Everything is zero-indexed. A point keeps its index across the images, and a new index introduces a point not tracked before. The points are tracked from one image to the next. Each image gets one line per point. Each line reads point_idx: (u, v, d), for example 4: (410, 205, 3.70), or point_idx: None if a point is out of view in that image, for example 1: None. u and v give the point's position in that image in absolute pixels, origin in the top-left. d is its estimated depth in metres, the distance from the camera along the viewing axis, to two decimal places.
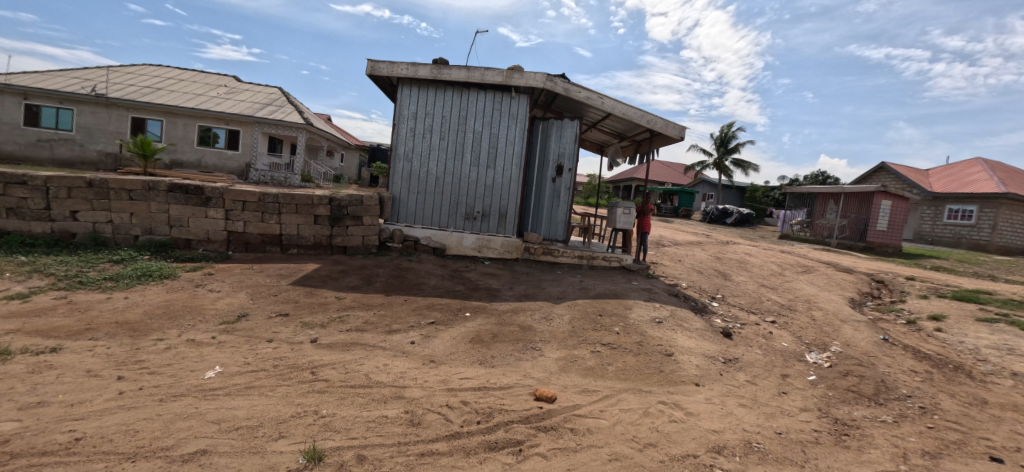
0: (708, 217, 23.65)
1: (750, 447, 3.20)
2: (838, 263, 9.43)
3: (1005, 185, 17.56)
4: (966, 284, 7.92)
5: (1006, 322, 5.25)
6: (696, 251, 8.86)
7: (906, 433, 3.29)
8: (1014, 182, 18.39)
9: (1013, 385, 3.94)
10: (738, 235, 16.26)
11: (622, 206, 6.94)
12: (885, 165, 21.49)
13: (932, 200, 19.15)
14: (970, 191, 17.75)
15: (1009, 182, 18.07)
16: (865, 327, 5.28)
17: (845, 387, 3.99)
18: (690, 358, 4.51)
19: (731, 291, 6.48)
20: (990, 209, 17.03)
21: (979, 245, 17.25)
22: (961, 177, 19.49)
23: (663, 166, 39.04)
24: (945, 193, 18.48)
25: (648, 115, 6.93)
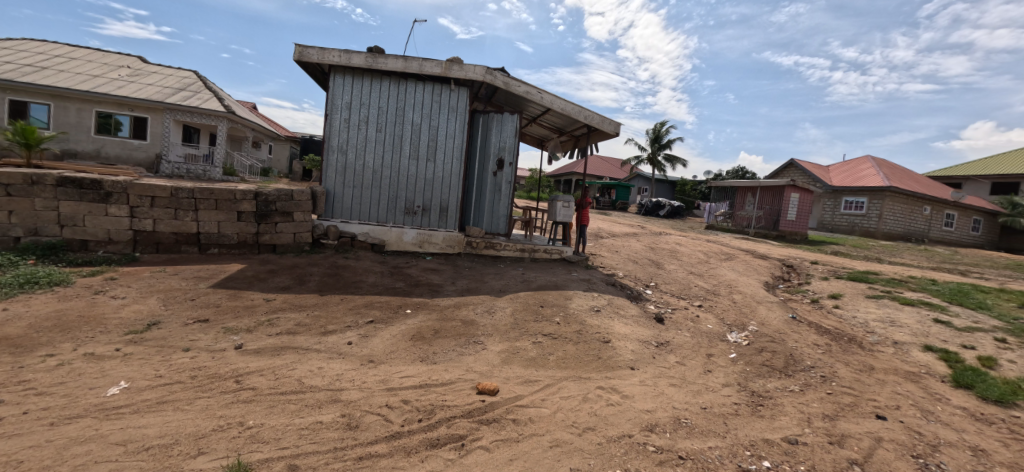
0: (642, 210, 24.95)
1: (679, 423, 3.41)
2: (755, 250, 10.33)
3: (889, 179, 20.19)
4: (857, 266, 9.02)
5: (889, 298, 6.04)
6: (631, 241, 9.29)
7: (810, 400, 3.66)
8: (895, 177, 21.21)
9: (894, 353, 4.54)
10: (669, 226, 17.31)
11: (562, 200, 7.09)
12: (795, 162, 23.85)
13: (832, 193, 21.66)
14: (862, 185, 20.17)
15: (892, 177, 20.82)
16: (777, 307, 5.82)
17: (760, 362, 4.36)
18: (626, 344, 4.71)
19: (662, 279, 6.85)
20: (877, 201, 19.52)
21: (869, 232, 19.74)
22: (855, 172, 22.16)
23: (601, 162, 40.61)
24: (842, 187, 20.92)
25: (585, 111, 7.11)
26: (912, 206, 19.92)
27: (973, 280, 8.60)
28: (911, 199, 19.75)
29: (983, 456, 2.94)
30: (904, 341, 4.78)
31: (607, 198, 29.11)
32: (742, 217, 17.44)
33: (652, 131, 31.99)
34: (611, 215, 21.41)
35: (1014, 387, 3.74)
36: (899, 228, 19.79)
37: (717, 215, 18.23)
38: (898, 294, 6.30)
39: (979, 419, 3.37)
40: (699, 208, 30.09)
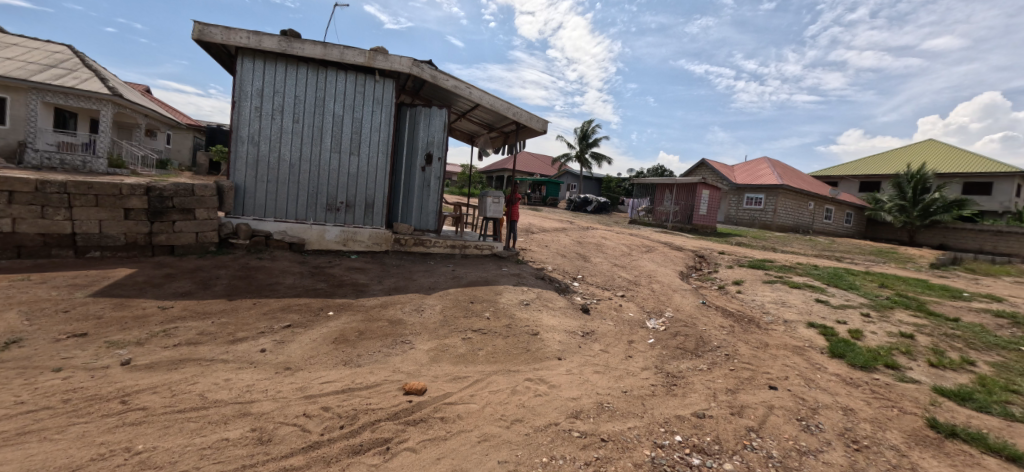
0: (572, 206, 25.86)
1: (602, 408, 3.53)
2: (672, 242, 11.15)
3: (782, 178, 22.87)
4: (756, 255, 10.09)
5: (780, 282, 6.82)
6: (560, 236, 9.56)
7: (716, 377, 3.99)
8: (788, 177, 24.05)
9: (784, 330, 5.12)
10: (595, 221, 18.12)
11: (492, 196, 7.11)
12: (707, 162, 26.07)
13: (736, 190, 24.06)
14: (761, 183, 22.60)
15: (784, 177, 23.62)
16: (689, 294, 6.31)
17: (674, 345, 4.68)
18: (553, 335, 4.81)
19: (588, 271, 7.12)
20: (772, 197, 22.01)
21: (767, 225, 22.20)
22: (755, 171, 24.82)
23: (534, 159, 41.49)
24: (744, 185, 23.31)
25: (514, 108, 7.16)
26: (800, 201, 22.73)
27: (845, 265, 10.02)
28: (800, 196, 22.55)
29: (852, 415, 3.40)
30: (793, 319, 5.41)
31: (538, 194, 29.78)
32: (661, 212, 18.69)
33: (580, 130, 33.27)
34: (540, 210, 21.94)
35: (874, 354, 4.39)
36: (790, 221, 22.49)
37: (639, 210, 19.37)
38: (788, 279, 7.14)
39: (849, 383, 3.90)
40: (624, 204, 31.89)
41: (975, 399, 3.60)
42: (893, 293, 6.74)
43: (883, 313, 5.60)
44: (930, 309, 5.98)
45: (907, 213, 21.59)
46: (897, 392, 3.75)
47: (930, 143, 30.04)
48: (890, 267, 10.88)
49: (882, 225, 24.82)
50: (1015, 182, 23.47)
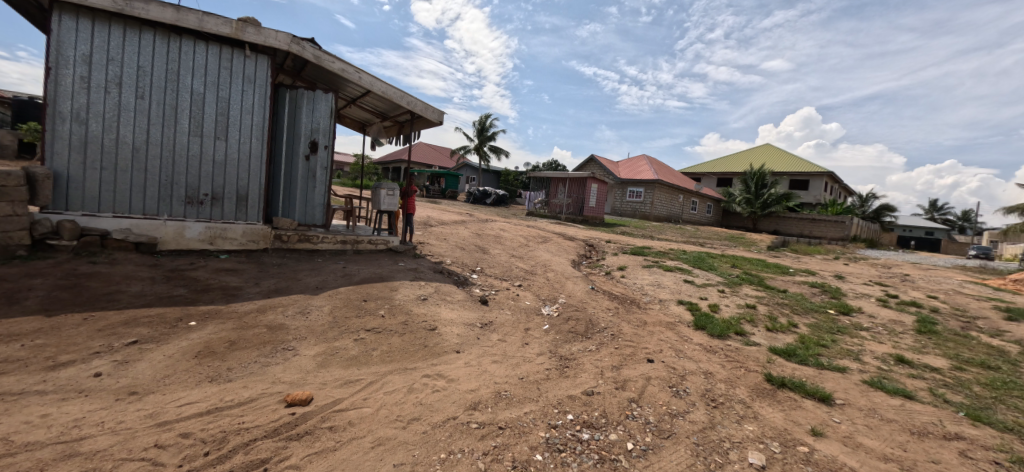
0: (471, 198, 25.83)
1: (499, 396, 3.58)
2: (565, 233, 11.83)
3: (657, 174, 25.78)
4: (637, 243, 11.21)
5: (656, 266, 7.65)
6: (460, 229, 9.51)
7: (603, 356, 4.32)
8: (663, 173, 27.19)
9: (658, 308, 5.76)
10: (494, 213, 18.46)
11: (386, 188, 6.77)
12: (595, 158, 28.08)
13: (620, 184, 26.51)
14: (640, 178, 25.22)
15: (659, 173, 26.65)
16: (580, 281, 6.73)
17: (567, 329, 4.95)
18: (452, 329, 4.75)
19: (487, 263, 7.18)
20: (649, 190, 24.70)
21: (646, 216, 24.81)
22: (636, 167, 27.57)
23: (433, 152, 40.75)
24: (627, 179, 25.78)
25: (408, 97, 6.88)
26: (672, 194, 25.83)
27: (705, 249, 11.66)
28: (671, 189, 25.61)
29: (711, 377, 3.93)
30: (666, 298, 6.11)
31: (437, 186, 29.22)
32: (555, 204, 19.64)
33: (477, 124, 33.53)
34: (439, 203, 21.63)
35: (727, 324, 5.15)
36: (664, 212, 25.45)
37: (536, 202, 20.11)
38: (662, 263, 8.05)
39: (709, 350, 4.52)
40: (523, 197, 33.06)
41: (797, 355, 4.44)
42: (740, 272, 8.00)
43: (734, 289, 6.62)
44: (766, 283, 7.24)
45: (752, 204, 25.65)
46: (743, 354, 4.45)
47: (767, 146, 36.44)
48: (738, 250, 12.96)
49: (734, 216, 29.49)
50: (823, 180, 29.66)
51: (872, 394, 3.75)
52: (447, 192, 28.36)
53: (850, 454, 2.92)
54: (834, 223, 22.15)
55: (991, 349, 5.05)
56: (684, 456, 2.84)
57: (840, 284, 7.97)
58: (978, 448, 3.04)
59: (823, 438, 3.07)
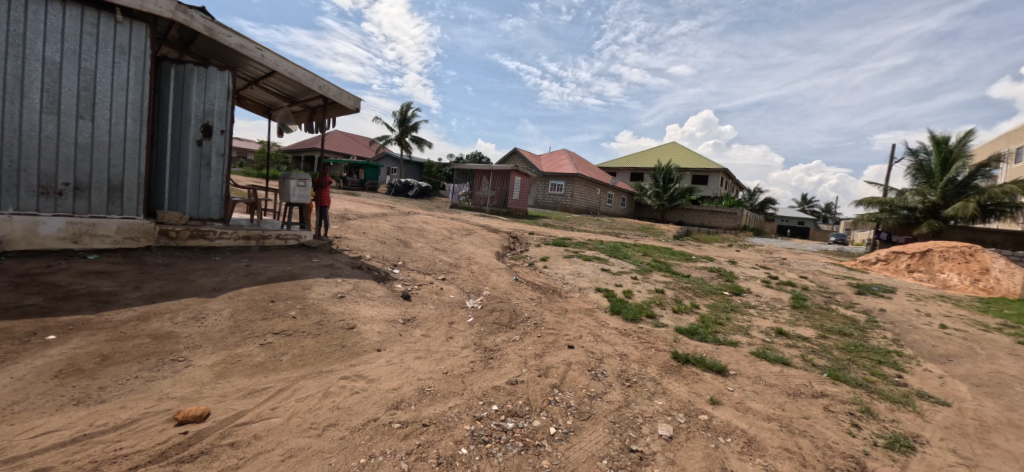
0: (393, 189, 24.77)
1: (423, 393, 3.49)
2: (489, 225, 11.91)
3: (576, 168, 26.99)
4: (558, 234, 11.65)
5: (576, 256, 8.00)
6: (380, 222, 9.10)
7: (526, 345, 4.41)
8: (582, 167, 28.54)
9: (578, 296, 6.03)
10: (416, 206, 17.97)
11: (296, 178, 6.24)
12: (518, 151, 28.48)
13: (542, 178, 27.34)
14: (561, 172, 26.21)
15: (579, 167, 27.92)
16: (504, 273, 6.81)
17: (491, 321, 4.99)
18: (372, 327, 4.53)
19: (410, 257, 6.97)
20: (569, 183, 25.82)
21: (567, 208, 25.86)
22: (557, 161, 28.58)
23: (351, 141, 38.50)
24: (549, 173, 26.64)
25: (319, 80, 6.39)
26: (591, 188, 27.20)
27: (619, 239, 12.47)
28: (590, 183, 26.93)
29: (626, 358, 4.21)
30: (585, 286, 6.41)
31: (355, 177, 27.58)
32: (480, 197, 19.64)
33: (398, 114, 32.27)
34: (356, 195, 20.50)
35: (639, 308, 5.56)
36: (583, 204, 26.74)
37: (460, 194, 19.93)
38: (581, 253, 8.44)
39: (624, 333, 4.83)
40: (447, 190, 32.68)
41: (698, 333, 4.93)
42: (650, 259, 8.68)
43: (645, 276, 7.16)
44: (672, 269, 7.93)
45: (660, 197, 27.91)
46: (653, 335, 4.83)
47: (673, 145, 39.91)
48: (648, 239, 14.05)
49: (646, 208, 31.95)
50: (719, 176, 33.27)
51: (758, 363, 4.28)
52: (366, 183, 26.89)
53: (741, 417, 3.31)
54: (728, 214, 25.39)
55: (844, 319, 6.06)
56: (602, 435, 3.01)
57: (732, 267, 9.02)
58: (836, 402, 3.64)
59: (720, 406, 3.45)
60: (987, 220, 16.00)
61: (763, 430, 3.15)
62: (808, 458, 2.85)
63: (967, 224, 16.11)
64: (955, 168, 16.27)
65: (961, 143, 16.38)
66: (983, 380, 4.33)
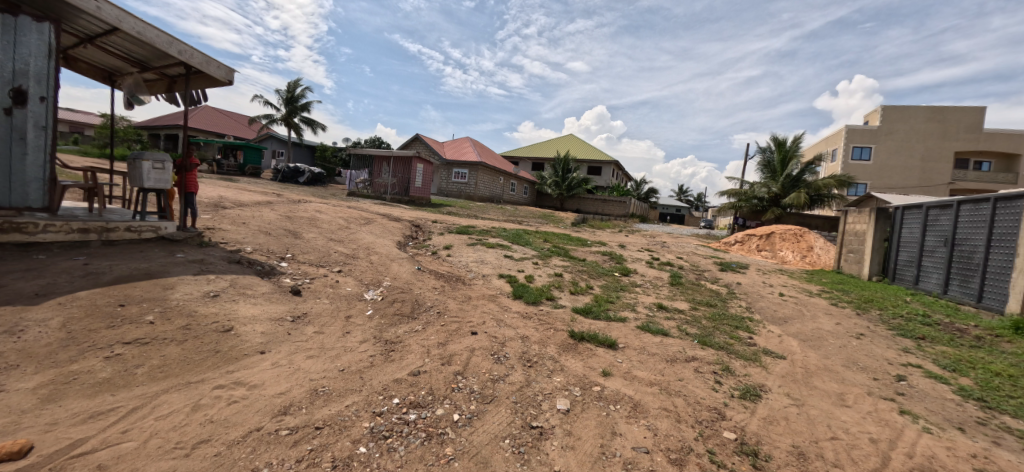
0: (279, 176, 22.57)
1: (315, 394, 3.22)
2: (390, 213, 11.43)
3: (480, 157, 27.17)
4: (461, 222, 11.64)
5: (480, 244, 8.08)
6: (264, 211, 8.16)
7: (429, 334, 4.34)
8: (485, 156, 28.82)
9: (481, 283, 6.11)
10: (306, 193, 16.48)
11: (152, 159, 5.28)
12: (420, 136, 27.60)
13: (445, 165, 27.04)
14: (464, 160, 26.15)
15: (482, 156, 28.16)
16: (406, 262, 6.60)
17: (392, 312, 4.80)
18: (254, 327, 4.05)
19: (300, 249, 6.38)
20: (473, 172, 25.95)
21: (471, 196, 26.07)
22: (461, 149, 28.45)
23: (226, 119, 33.76)
24: (453, 161, 26.43)
25: (179, 44, 5.43)
26: (494, 176, 27.63)
27: (521, 226, 12.88)
28: (493, 171, 27.31)
29: (527, 340, 4.37)
30: (489, 273, 6.51)
31: (232, 160, 24.51)
32: (380, 184, 18.68)
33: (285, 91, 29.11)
34: (232, 180, 18.06)
35: (540, 292, 5.82)
36: (487, 193, 27.08)
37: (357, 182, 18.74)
38: (485, 241, 8.55)
39: (525, 316, 5.01)
40: (344, 176, 30.59)
41: (592, 311, 5.32)
42: (551, 245, 9.12)
43: (545, 261, 7.51)
44: (570, 254, 8.43)
45: (559, 186, 29.36)
46: (552, 316, 5.09)
47: (570, 136, 42.16)
48: (548, 226, 14.75)
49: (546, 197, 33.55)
50: (611, 168, 36.18)
51: (643, 336, 4.77)
52: (247, 167, 24.06)
53: (629, 385, 3.66)
54: (619, 203, 27.97)
55: (710, 292, 7.04)
56: (505, 415, 3.09)
57: (622, 251, 9.90)
58: (703, 364, 4.21)
59: (611, 376, 3.76)
60: (811, 207, 19.82)
61: (646, 394, 3.52)
62: (682, 414, 3.26)
63: (800, 210, 19.87)
64: (791, 164, 19.77)
65: (795, 144, 19.89)
66: (807, 336, 5.37)
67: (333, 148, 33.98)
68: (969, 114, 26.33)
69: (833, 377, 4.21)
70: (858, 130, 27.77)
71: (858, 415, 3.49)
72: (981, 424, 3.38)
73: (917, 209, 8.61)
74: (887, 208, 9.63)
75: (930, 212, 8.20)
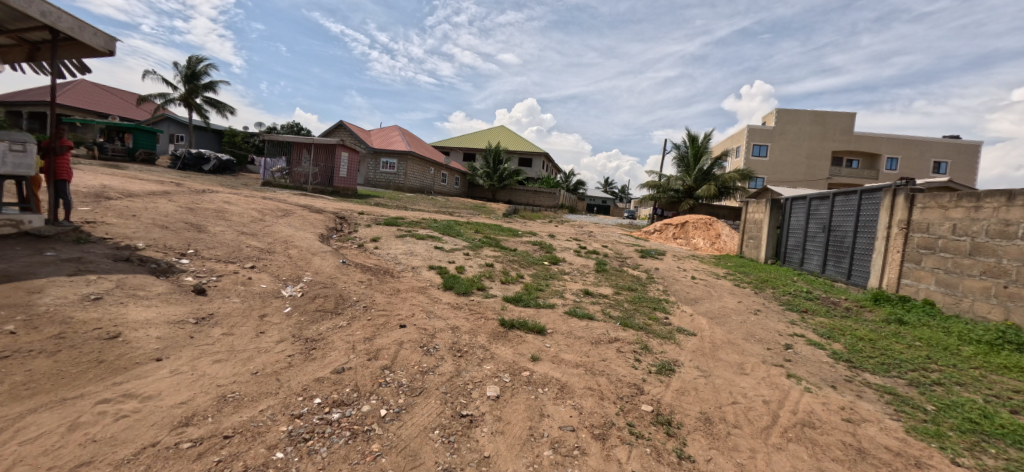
0: (178, 163, 20.11)
1: (223, 400, 2.91)
2: (312, 205, 10.73)
3: (410, 146, 26.41)
4: (389, 213, 11.27)
5: (409, 236, 7.89)
6: (160, 202, 7.24)
7: (355, 330, 4.16)
8: (415, 146, 28.07)
9: (411, 275, 5.97)
10: (212, 183, 14.90)
11: (8, 139, 4.44)
12: (344, 123, 26.08)
13: (372, 154, 25.91)
14: (393, 149, 25.25)
15: (412, 145, 27.40)
16: (329, 256, 6.25)
17: (313, 308, 4.53)
18: (147, 332, 3.56)
19: (205, 244, 5.77)
20: (402, 161, 25.14)
21: (401, 187, 25.31)
22: (390, 138, 27.42)
23: (110, 97, 29.32)
24: (380, 150, 25.42)
25: (44, 4, 4.54)
26: (424, 167, 27.01)
27: (452, 217, 12.77)
28: (423, 161, 26.68)
29: (457, 331, 4.35)
30: (418, 265, 6.38)
31: (119, 144, 21.33)
32: (299, 173, 17.43)
33: (184, 68, 25.99)
34: (118, 167, 15.76)
35: (470, 282, 5.82)
36: (417, 183, 26.45)
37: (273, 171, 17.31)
38: (414, 232, 8.36)
39: (456, 306, 5.00)
40: (258, 164, 28.12)
41: (522, 299, 5.44)
42: (482, 236, 9.15)
43: (476, 251, 7.53)
44: (501, 244, 8.53)
45: (491, 177, 29.45)
46: (483, 306, 5.13)
47: (502, 128, 42.36)
48: (479, 217, 14.78)
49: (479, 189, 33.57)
50: (542, 160, 37.08)
51: (570, 320, 4.98)
52: (138, 152, 21.13)
53: (556, 368, 3.80)
54: (549, 194, 28.80)
55: (632, 278, 7.52)
56: (434, 406, 3.05)
57: (551, 240, 10.22)
58: (624, 344, 4.49)
59: (540, 361, 3.89)
60: (720, 198, 21.91)
61: (572, 376, 3.68)
62: (605, 392, 3.46)
63: (710, 201, 21.96)
64: (702, 159, 21.63)
65: (706, 140, 21.76)
66: (714, 313, 5.96)
67: (244, 134, 31.00)
68: (843, 118, 30.58)
69: (734, 349, 4.71)
70: (758, 129, 31.07)
71: (754, 381, 3.95)
72: (847, 381, 3.98)
73: (803, 200, 9.87)
74: (780, 199, 10.92)
75: (812, 203, 9.44)
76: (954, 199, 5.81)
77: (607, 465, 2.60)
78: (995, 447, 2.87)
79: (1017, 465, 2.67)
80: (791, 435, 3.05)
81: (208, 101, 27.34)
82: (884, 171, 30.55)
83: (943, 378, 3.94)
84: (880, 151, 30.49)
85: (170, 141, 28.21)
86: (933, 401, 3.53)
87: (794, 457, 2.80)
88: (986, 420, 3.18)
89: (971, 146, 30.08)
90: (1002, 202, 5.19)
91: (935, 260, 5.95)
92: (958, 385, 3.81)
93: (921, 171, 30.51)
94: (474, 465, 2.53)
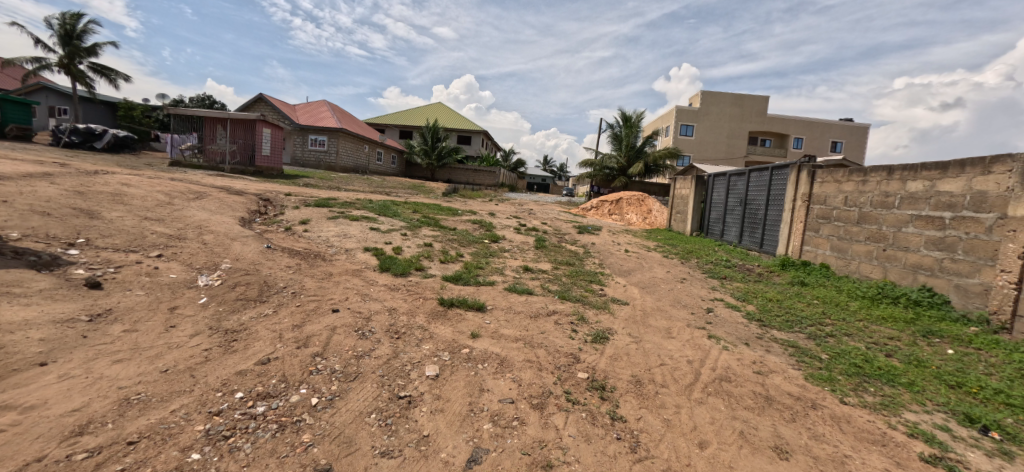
0: (60, 139, 17.37)
1: (127, 403, 2.61)
2: (231, 186, 9.80)
3: (341, 123, 24.87)
4: (318, 194, 10.62)
5: (342, 217, 7.52)
6: (38, 185, 6.22)
7: (282, 318, 3.91)
8: (348, 122, 26.51)
9: (344, 258, 5.72)
10: (106, 162, 13.07)
11: None
12: (265, 96, 23.88)
13: (299, 131, 24.10)
14: (323, 126, 23.65)
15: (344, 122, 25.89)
16: (252, 241, 5.77)
17: (234, 297, 4.18)
18: (26, 333, 3.06)
19: (100, 231, 5.08)
20: (334, 139, 23.67)
21: (332, 167, 23.95)
22: (319, 113, 25.63)
23: None
24: (308, 126, 23.70)
25: None
26: (357, 145, 25.62)
27: (388, 197, 12.29)
28: (356, 138, 25.23)
29: (395, 312, 4.26)
30: (352, 247, 6.11)
31: None
32: (214, 151, 15.83)
33: (58, 27, 22.12)
34: None
35: (408, 263, 5.68)
36: (350, 163, 25.14)
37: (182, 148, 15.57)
38: (348, 213, 7.97)
39: (393, 288, 4.88)
40: (163, 142, 25.11)
41: (461, 278, 5.41)
42: (420, 216, 8.94)
43: (414, 232, 7.36)
44: (440, 224, 8.39)
45: (428, 155, 28.46)
46: (421, 286, 5.04)
47: (440, 105, 41.05)
48: (418, 197, 14.40)
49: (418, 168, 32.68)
50: (481, 138, 36.74)
51: (509, 296, 5.06)
52: (8, 127, 17.95)
53: (496, 343, 3.85)
54: (488, 172, 28.85)
55: (569, 253, 7.75)
56: (370, 390, 2.97)
57: (491, 219, 10.25)
58: (562, 316, 4.65)
59: (479, 337, 3.91)
60: (650, 176, 23.12)
61: (512, 350, 3.75)
62: (543, 363, 3.57)
63: (642, 178, 23.14)
64: (635, 137, 22.57)
65: (638, 119, 22.60)
66: (645, 283, 6.36)
67: (143, 107, 27.31)
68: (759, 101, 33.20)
69: (662, 315, 5.05)
70: (685, 110, 32.97)
71: (680, 344, 4.27)
72: (758, 338, 4.44)
73: (723, 176, 10.67)
74: (703, 176, 11.73)
75: (731, 179, 10.24)
76: (846, 174, 6.55)
77: (546, 432, 2.71)
78: (873, 386, 3.37)
79: (890, 400, 3.16)
80: (710, 390, 3.35)
81: (94, 68, 23.61)
82: (791, 150, 33.92)
83: (834, 330, 4.53)
84: (789, 132, 33.65)
85: (50, 114, 24.22)
86: (826, 351, 4.05)
87: (713, 409, 3.10)
88: (867, 364, 3.71)
89: (862, 127, 34.01)
90: (883, 176, 5.91)
91: (831, 229, 6.73)
92: (846, 335, 4.40)
93: (821, 150, 34.22)
94: (413, 445, 2.52)
